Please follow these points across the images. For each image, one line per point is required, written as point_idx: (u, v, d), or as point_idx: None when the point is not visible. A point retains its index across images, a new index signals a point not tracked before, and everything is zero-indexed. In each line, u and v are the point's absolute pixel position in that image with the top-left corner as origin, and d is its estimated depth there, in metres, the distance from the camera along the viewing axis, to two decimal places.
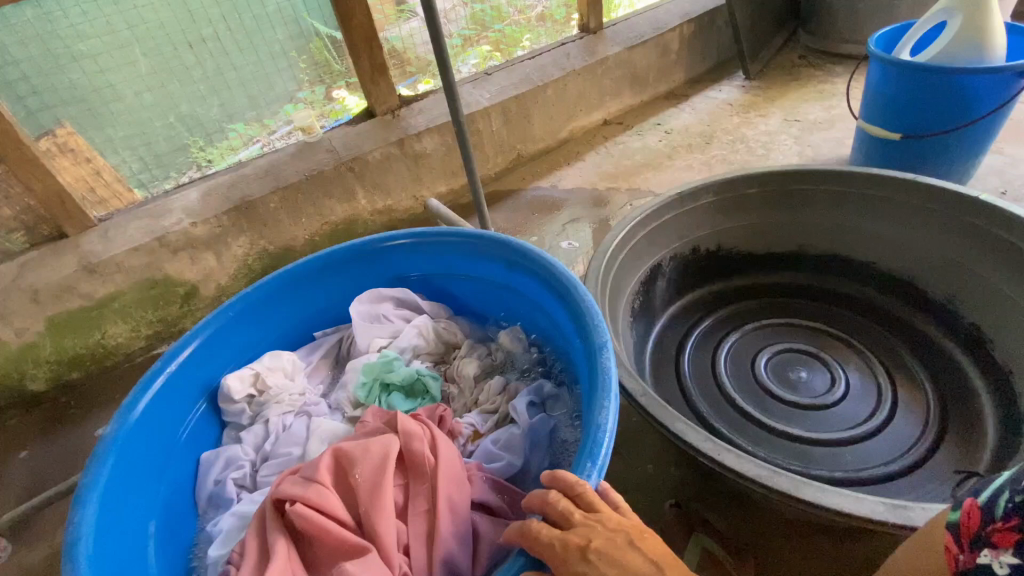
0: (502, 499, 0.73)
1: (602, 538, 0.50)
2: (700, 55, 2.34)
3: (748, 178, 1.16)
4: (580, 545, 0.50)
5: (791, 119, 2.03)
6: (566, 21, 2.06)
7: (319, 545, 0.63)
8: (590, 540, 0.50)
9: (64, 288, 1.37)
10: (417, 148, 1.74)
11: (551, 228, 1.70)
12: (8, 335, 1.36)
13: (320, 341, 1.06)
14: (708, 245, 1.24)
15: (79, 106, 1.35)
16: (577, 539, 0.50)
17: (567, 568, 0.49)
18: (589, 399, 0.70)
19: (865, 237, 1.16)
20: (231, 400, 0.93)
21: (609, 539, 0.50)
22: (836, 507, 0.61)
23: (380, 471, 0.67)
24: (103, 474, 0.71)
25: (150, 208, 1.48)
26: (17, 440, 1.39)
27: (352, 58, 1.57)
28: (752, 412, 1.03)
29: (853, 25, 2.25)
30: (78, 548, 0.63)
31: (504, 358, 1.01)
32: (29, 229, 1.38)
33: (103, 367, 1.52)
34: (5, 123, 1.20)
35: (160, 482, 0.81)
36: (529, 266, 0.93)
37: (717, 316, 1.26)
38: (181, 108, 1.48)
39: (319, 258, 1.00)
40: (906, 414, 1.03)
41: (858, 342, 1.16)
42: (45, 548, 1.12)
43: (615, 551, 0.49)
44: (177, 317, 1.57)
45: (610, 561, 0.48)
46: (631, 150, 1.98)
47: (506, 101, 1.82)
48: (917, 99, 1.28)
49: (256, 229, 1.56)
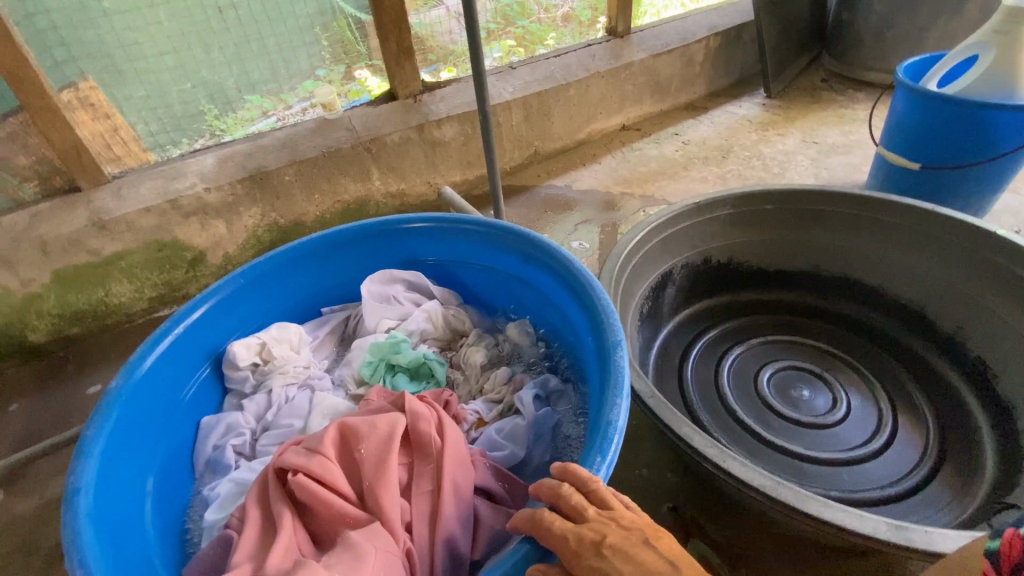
0: (505, 486, 0.74)
1: (617, 537, 0.51)
2: (723, 69, 2.34)
3: (766, 194, 1.17)
4: (594, 541, 0.50)
5: (809, 140, 2.03)
6: (591, 23, 2.06)
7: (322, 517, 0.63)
8: (605, 536, 0.50)
9: (72, 242, 1.36)
10: (436, 134, 1.73)
11: (562, 227, 1.70)
12: (12, 284, 1.35)
13: (327, 317, 1.05)
14: (720, 257, 1.24)
15: (104, 62, 1.34)
16: (593, 534, 0.51)
17: (581, 562, 0.50)
18: (600, 396, 0.70)
19: (877, 262, 1.17)
20: (235, 367, 0.92)
21: (624, 537, 0.51)
22: (840, 523, 0.61)
23: (385, 445, 0.67)
24: (106, 428, 0.71)
25: (164, 170, 1.48)
26: (12, 390, 1.38)
27: (380, 38, 1.56)
28: (752, 426, 1.04)
29: (878, 53, 2.25)
30: (78, 499, 0.63)
31: (510, 350, 1.01)
32: (42, 180, 1.37)
33: (104, 325, 1.51)
34: (30, 70, 1.19)
35: (160, 442, 0.81)
36: (545, 260, 0.93)
37: (722, 328, 1.26)
38: (202, 74, 1.47)
39: (335, 233, 0.99)
40: (905, 441, 1.03)
41: (862, 366, 1.17)
42: (32, 500, 1.11)
43: (631, 549, 0.50)
44: (181, 282, 1.56)
45: (626, 558, 0.49)
46: (648, 156, 1.98)
47: (528, 96, 1.82)
48: (940, 131, 1.28)
49: (268, 200, 1.56)
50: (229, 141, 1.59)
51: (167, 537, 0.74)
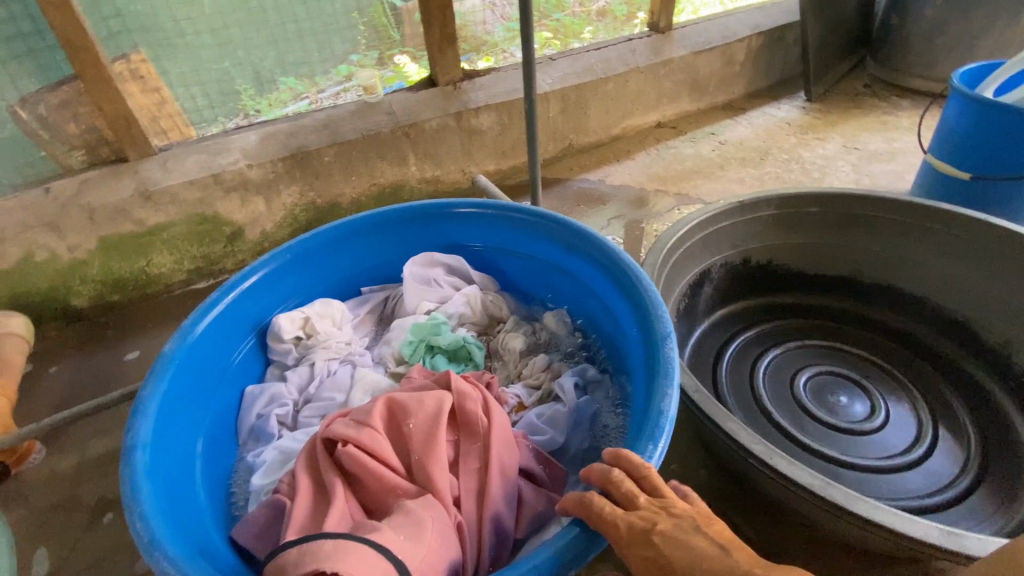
0: (545, 468, 0.75)
1: (670, 524, 0.51)
2: (763, 70, 2.30)
3: (812, 195, 1.15)
4: (645, 528, 0.51)
5: (850, 146, 1.99)
6: (628, 19, 2.04)
7: (372, 488, 0.64)
8: (655, 523, 0.51)
9: (119, 211, 1.39)
10: (474, 123, 1.73)
11: (595, 221, 1.69)
12: (60, 249, 1.38)
13: (368, 296, 1.07)
14: (760, 258, 1.23)
15: (156, 35, 1.36)
16: (643, 522, 0.52)
17: (630, 549, 0.51)
18: (647, 386, 0.71)
19: (922, 271, 1.15)
20: (279, 339, 0.94)
21: (676, 524, 0.51)
22: (890, 525, 0.60)
23: (433, 423, 0.68)
24: (161, 388, 0.73)
25: (208, 145, 1.50)
26: (55, 352, 1.42)
27: (424, 23, 1.57)
28: (788, 428, 1.03)
29: (926, 59, 2.20)
30: (136, 455, 0.65)
31: (547, 339, 1.02)
32: (91, 149, 1.41)
33: (143, 294, 1.54)
34: (87, 40, 1.22)
35: (208, 407, 0.83)
36: (590, 251, 0.93)
37: (758, 330, 1.25)
38: (240, 54, 1.48)
39: (381, 214, 1.00)
40: (945, 452, 1.02)
41: (901, 374, 1.15)
42: (74, 458, 1.15)
43: (682, 536, 0.50)
44: (219, 256, 1.59)
45: (676, 545, 0.49)
46: (684, 154, 1.95)
47: (566, 88, 1.81)
48: (994, 140, 1.25)
49: (307, 180, 1.58)
50: (262, 121, 1.60)
51: (214, 499, 0.76)
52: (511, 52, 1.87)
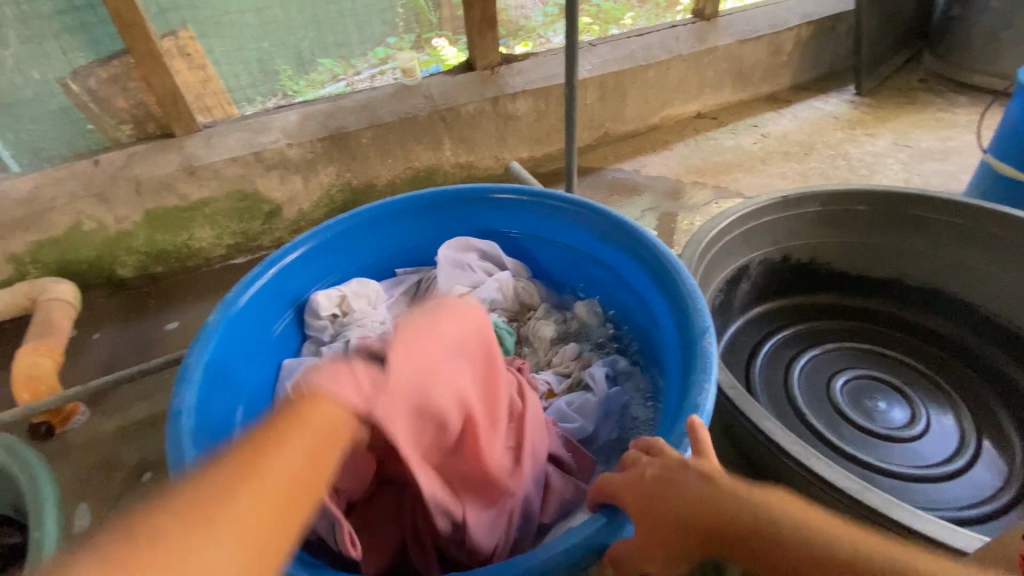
0: (575, 454, 0.76)
1: (672, 497, 0.52)
2: (812, 61, 2.21)
3: (860, 194, 1.11)
4: (638, 478, 0.55)
5: (900, 143, 1.91)
6: (670, 6, 1.99)
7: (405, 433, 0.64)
8: (644, 472, 0.55)
9: (164, 185, 1.43)
10: (510, 108, 1.71)
11: (629, 212, 1.67)
12: (108, 220, 1.43)
13: (403, 277, 1.07)
14: (800, 256, 1.20)
15: (204, 13, 1.39)
16: (635, 476, 0.55)
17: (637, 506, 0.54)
18: (683, 380, 0.70)
19: (975, 276, 1.10)
20: (316, 316, 0.96)
21: (661, 465, 0.55)
22: (931, 534, 0.59)
23: (490, 379, 0.69)
24: (205, 358, 0.75)
25: (250, 123, 1.53)
26: (102, 319, 1.49)
27: (465, 6, 1.56)
28: (822, 431, 1.01)
29: (989, 53, 2.08)
30: (182, 420, 0.68)
31: (578, 328, 1.01)
32: (138, 124, 1.45)
33: (185, 267, 1.59)
34: (139, 17, 1.25)
35: (248, 378, 0.85)
36: (627, 241, 0.92)
37: (794, 330, 1.22)
38: (283, 34, 1.50)
39: (418, 196, 1.01)
40: (988, 465, 0.98)
41: (944, 383, 1.11)
42: (117, 421, 1.20)
43: (670, 474, 0.53)
44: (257, 233, 1.63)
45: (668, 483, 0.53)
46: (723, 147, 1.90)
47: (606, 75, 1.78)
48: None
49: (344, 161, 1.59)
50: (299, 102, 1.60)
51: None
52: (549, 38, 1.83)
